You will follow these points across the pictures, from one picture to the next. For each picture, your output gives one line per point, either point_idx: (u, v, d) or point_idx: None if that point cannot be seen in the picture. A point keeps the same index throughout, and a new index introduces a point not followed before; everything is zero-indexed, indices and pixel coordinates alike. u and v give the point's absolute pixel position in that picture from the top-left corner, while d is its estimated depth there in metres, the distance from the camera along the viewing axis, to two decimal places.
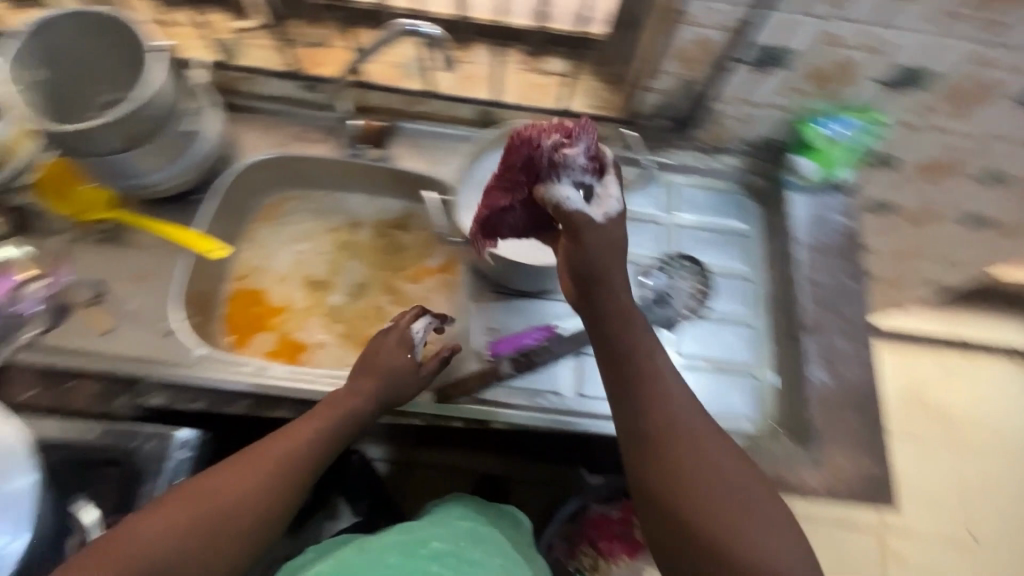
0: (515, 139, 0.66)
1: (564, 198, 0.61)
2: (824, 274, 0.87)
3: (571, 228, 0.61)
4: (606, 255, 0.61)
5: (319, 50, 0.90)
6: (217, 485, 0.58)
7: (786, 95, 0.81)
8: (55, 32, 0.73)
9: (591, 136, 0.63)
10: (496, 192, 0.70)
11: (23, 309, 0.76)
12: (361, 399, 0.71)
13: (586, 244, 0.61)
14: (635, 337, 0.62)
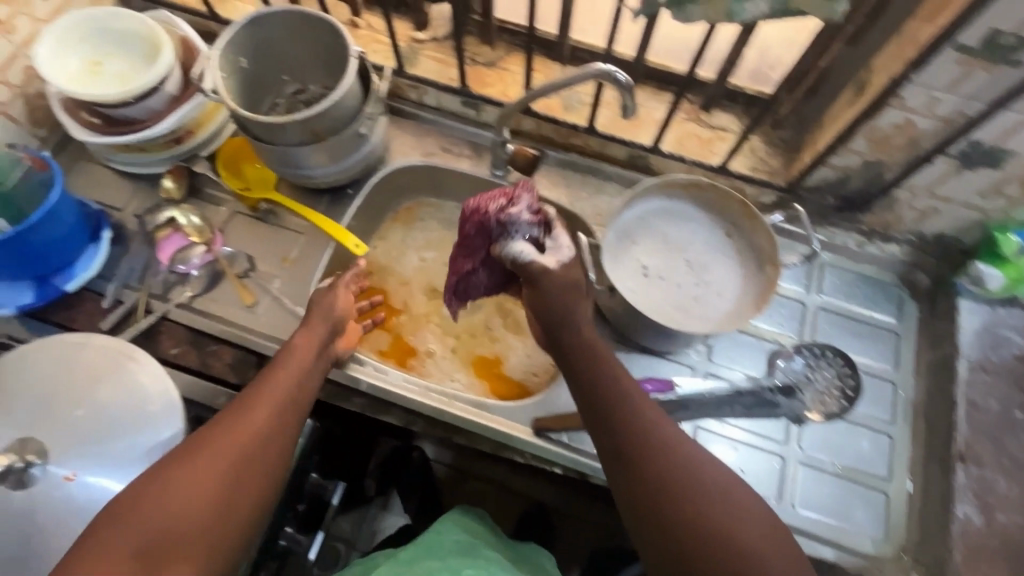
0: (468, 210, 0.72)
1: (520, 253, 0.66)
2: (990, 400, 0.77)
3: (528, 279, 0.67)
4: (566, 299, 0.66)
5: (487, 70, 0.92)
6: (179, 473, 0.52)
7: (992, 199, 0.73)
8: (268, 25, 0.79)
9: (530, 195, 0.70)
10: (458, 259, 0.77)
11: (187, 270, 0.84)
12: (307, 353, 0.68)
13: (544, 293, 0.66)
14: (592, 368, 0.64)
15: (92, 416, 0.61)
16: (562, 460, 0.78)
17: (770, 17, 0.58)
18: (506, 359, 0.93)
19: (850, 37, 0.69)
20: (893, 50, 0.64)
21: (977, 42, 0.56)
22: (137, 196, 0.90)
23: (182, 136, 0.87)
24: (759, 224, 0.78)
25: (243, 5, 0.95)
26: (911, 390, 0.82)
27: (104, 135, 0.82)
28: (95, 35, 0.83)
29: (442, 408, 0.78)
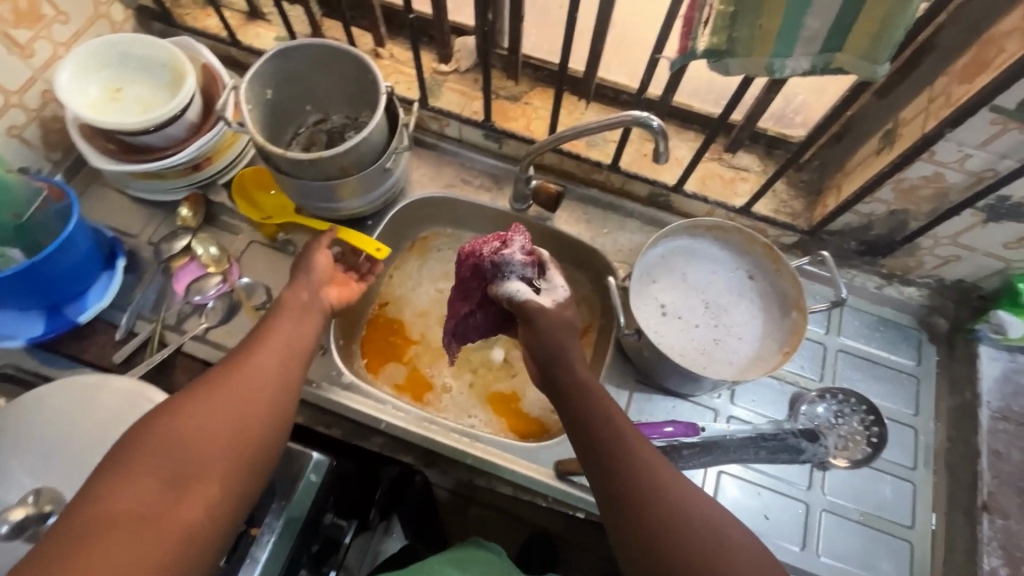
0: (463, 253, 0.74)
1: (515, 292, 0.68)
2: (1013, 449, 0.77)
3: (524, 319, 0.68)
4: (559, 336, 0.67)
5: (511, 104, 0.92)
6: (170, 432, 0.51)
7: (1015, 250, 0.74)
8: (296, 57, 0.78)
9: (523, 237, 0.71)
10: (456, 302, 0.77)
11: (203, 301, 0.82)
12: (291, 317, 0.65)
13: (537, 330, 0.67)
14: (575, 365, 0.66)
15: None
16: (585, 505, 0.76)
17: (810, 74, 0.58)
18: (523, 394, 0.92)
19: (880, 88, 0.70)
20: (925, 105, 0.65)
21: (1014, 105, 0.57)
22: (152, 223, 0.88)
23: (200, 164, 0.85)
24: (784, 268, 0.79)
25: (267, 31, 0.94)
26: (933, 435, 0.82)
27: (122, 163, 0.81)
28: (115, 61, 0.82)
29: (461, 449, 0.77)
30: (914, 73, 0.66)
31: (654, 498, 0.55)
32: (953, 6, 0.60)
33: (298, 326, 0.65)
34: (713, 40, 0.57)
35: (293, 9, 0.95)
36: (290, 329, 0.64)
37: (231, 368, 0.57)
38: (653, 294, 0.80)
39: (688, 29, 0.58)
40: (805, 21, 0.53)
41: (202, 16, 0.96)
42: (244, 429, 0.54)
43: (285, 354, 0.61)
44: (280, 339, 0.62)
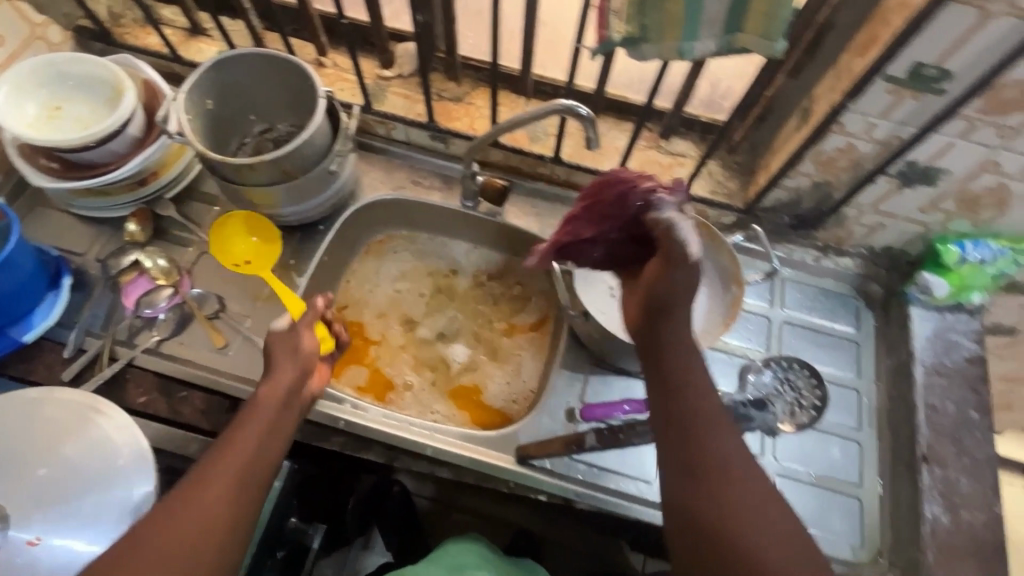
0: (611, 179, 0.68)
1: (666, 224, 0.62)
2: (947, 401, 0.81)
3: (668, 259, 0.61)
4: (688, 291, 0.61)
5: (454, 105, 0.94)
6: (169, 518, 0.51)
7: (931, 213, 0.78)
8: (234, 68, 0.79)
9: (685, 195, 0.66)
10: (576, 223, 0.72)
11: (153, 313, 0.82)
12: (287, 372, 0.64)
13: (673, 276, 0.60)
14: (676, 339, 0.61)
15: (60, 473, 0.60)
16: (546, 487, 0.78)
17: (717, 55, 0.62)
18: (484, 387, 0.93)
19: (792, 68, 0.74)
20: (832, 81, 0.69)
21: (904, 74, 0.61)
22: (100, 240, 0.88)
23: (146, 178, 0.86)
24: (722, 246, 0.81)
25: (208, 47, 0.96)
26: (875, 396, 0.85)
27: (63, 180, 0.81)
28: (53, 80, 0.82)
29: (419, 442, 0.78)
30: (820, 51, 0.71)
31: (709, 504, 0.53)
32: None
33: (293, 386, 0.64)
34: (626, 29, 0.60)
35: (233, 24, 0.96)
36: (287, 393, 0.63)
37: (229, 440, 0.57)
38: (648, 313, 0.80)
39: (603, 20, 0.61)
40: (705, 5, 0.57)
41: (142, 34, 0.96)
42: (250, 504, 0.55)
43: (278, 420, 0.61)
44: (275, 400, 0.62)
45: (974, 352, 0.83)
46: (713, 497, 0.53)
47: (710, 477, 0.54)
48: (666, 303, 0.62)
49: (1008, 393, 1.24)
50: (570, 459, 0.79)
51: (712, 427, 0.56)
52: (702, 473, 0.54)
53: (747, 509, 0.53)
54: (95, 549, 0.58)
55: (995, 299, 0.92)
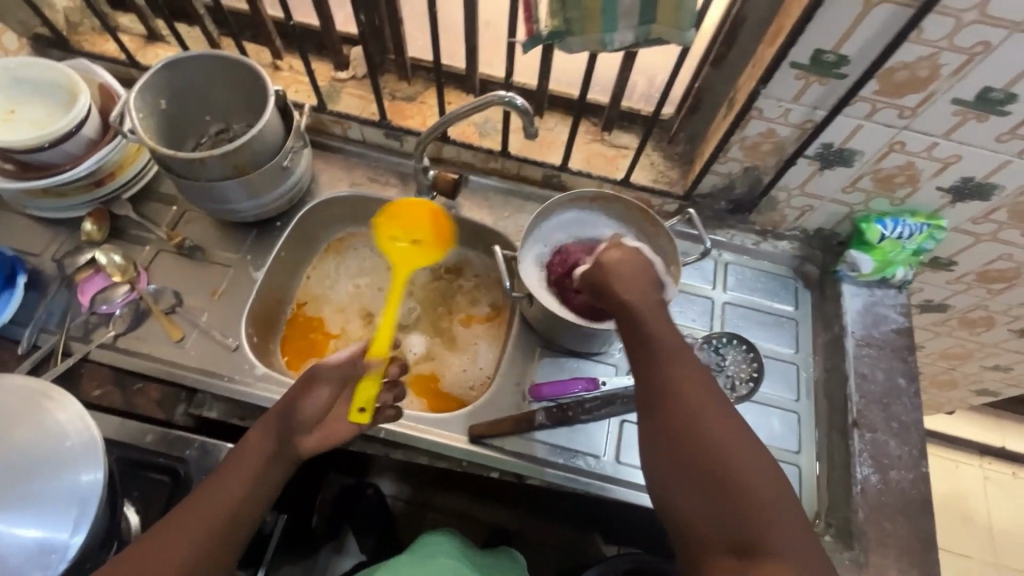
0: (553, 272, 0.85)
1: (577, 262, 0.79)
2: (877, 370, 0.86)
3: (598, 266, 0.68)
4: (629, 277, 0.65)
5: (407, 104, 0.97)
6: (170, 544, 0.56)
7: (853, 193, 0.84)
8: (186, 69, 0.82)
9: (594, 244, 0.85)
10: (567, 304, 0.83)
11: (109, 309, 0.83)
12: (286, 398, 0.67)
13: (589, 276, 0.70)
14: (657, 332, 0.61)
15: (8, 459, 0.61)
16: (499, 464, 0.80)
17: (636, 46, 0.67)
18: (442, 374, 0.95)
19: (715, 59, 0.79)
20: (749, 70, 0.75)
21: (807, 60, 0.67)
22: (56, 241, 0.89)
23: (103, 179, 0.88)
24: (661, 231, 0.85)
25: (165, 52, 0.98)
26: (812, 369, 0.90)
27: (18, 181, 0.82)
28: (9, 84, 0.84)
29: (374, 424, 0.80)
30: (737, 43, 0.76)
31: (702, 486, 0.53)
32: None
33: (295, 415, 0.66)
34: (551, 23, 0.65)
35: (190, 30, 0.99)
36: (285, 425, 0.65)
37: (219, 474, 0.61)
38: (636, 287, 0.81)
39: (530, 15, 0.66)
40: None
41: (100, 41, 0.99)
42: (238, 534, 0.59)
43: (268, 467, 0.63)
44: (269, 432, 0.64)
45: (901, 324, 0.89)
46: (706, 478, 0.53)
47: (692, 422, 0.56)
48: (639, 303, 0.63)
49: (951, 371, 1.30)
50: (521, 437, 0.81)
51: (700, 410, 0.56)
52: (693, 458, 0.54)
53: (740, 482, 0.52)
54: (42, 531, 0.59)
55: (923, 276, 0.98)
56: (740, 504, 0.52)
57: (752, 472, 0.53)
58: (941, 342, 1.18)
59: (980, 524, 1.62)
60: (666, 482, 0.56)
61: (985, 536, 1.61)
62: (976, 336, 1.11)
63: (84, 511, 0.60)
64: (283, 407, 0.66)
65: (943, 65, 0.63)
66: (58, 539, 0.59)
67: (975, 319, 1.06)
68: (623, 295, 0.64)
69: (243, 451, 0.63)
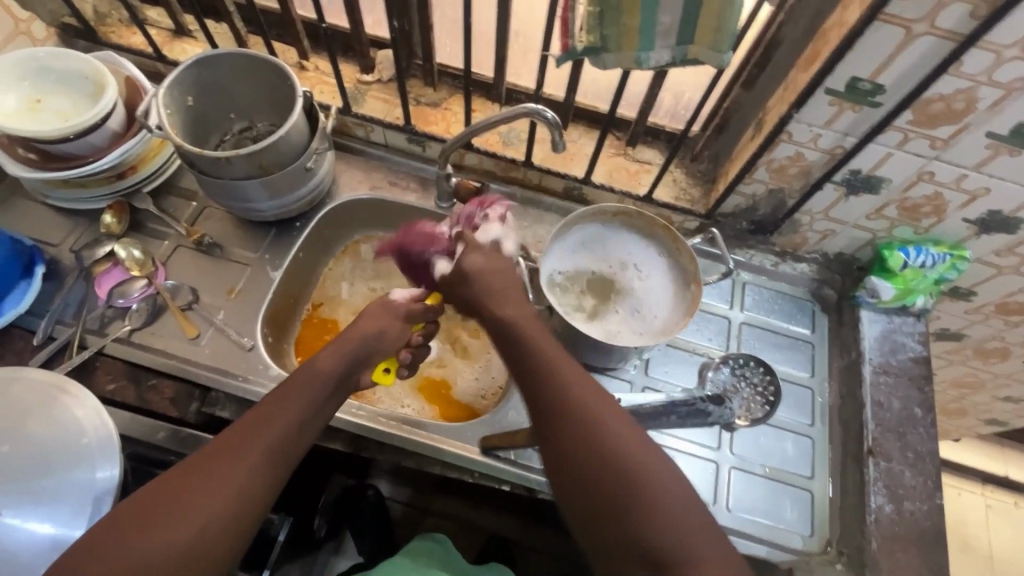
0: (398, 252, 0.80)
1: (443, 268, 0.76)
2: (894, 399, 0.85)
3: (477, 275, 0.73)
4: (507, 296, 0.71)
5: (431, 110, 0.97)
6: (218, 465, 0.55)
7: (877, 220, 0.84)
8: (214, 66, 0.82)
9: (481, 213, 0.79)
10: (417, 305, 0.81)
11: (126, 304, 0.83)
12: (335, 356, 0.68)
13: (477, 288, 0.72)
14: (550, 354, 0.64)
15: (22, 452, 0.61)
16: (510, 477, 0.80)
17: (672, 65, 0.66)
18: (454, 382, 0.95)
19: (746, 81, 0.79)
20: (781, 93, 0.74)
21: (843, 88, 0.67)
22: (75, 231, 0.89)
23: (124, 172, 0.88)
24: (682, 247, 0.85)
25: (193, 47, 0.98)
26: (828, 394, 0.89)
27: (40, 171, 0.82)
28: (35, 73, 0.84)
29: (388, 430, 0.80)
30: (770, 65, 0.76)
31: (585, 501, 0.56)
32: (790, 6, 0.69)
33: (335, 370, 0.67)
34: (587, 38, 0.65)
35: (217, 26, 0.99)
36: (328, 381, 0.65)
37: (253, 419, 0.59)
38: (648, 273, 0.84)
39: (566, 29, 0.65)
40: (659, 18, 0.61)
41: (127, 33, 0.98)
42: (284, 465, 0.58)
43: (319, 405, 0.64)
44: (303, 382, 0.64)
45: (918, 352, 0.89)
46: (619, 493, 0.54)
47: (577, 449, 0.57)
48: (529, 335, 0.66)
49: (961, 399, 1.30)
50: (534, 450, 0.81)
51: (599, 420, 0.58)
52: (599, 470, 0.55)
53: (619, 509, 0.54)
54: (54, 528, 0.58)
55: (941, 305, 0.97)
56: (649, 512, 0.53)
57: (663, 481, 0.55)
58: (954, 370, 1.18)
59: (981, 555, 1.61)
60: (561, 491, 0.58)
61: (987, 567, 1.59)
62: (990, 367, 1.11)
63: (98, 506, 0.60)
64: (329, 362, 0.67)
65: (980, 99, 0.63)
66: (72, 536, 0.58)
67: (990, 350, 1.06)
68: (501, 314, 0.70)
69: (290, 389, 0.62)
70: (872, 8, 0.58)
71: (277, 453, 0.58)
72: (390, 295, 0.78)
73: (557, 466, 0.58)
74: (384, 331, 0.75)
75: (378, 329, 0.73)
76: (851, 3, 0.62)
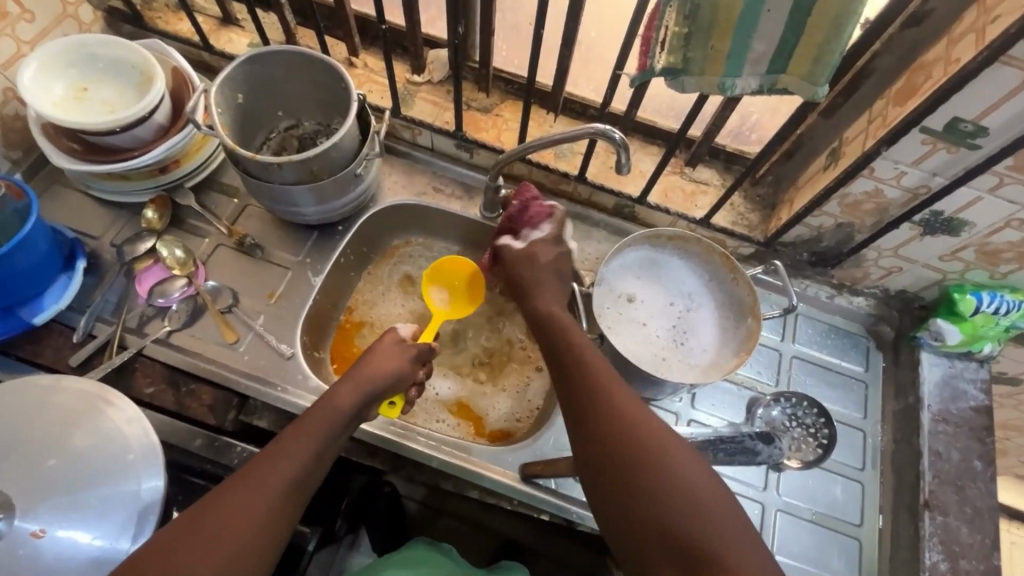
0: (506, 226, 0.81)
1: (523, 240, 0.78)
2: (953, 450, 0.81)
3: (527, 258, 0.76)
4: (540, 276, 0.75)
5: (483, 115, 0.94)
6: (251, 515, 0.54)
7: (951, 262, 0.78)
8: (266, 63, 0.79)
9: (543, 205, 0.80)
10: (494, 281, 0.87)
11: (166, 304, 0.81)
12: (352, 392, 0.67)
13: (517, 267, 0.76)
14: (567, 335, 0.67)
15: (64, 463, 0.60)
16: (549, 507, 0.77)
17: (758, 93, 0.62)
18: (491, 401, 0.91)
19: (825, 109, 0.75)
20: (865, 126, 0.70)
21: (941, 127, 0.62)
22: (116, 224, 0.87)
23: (167, 166, 0.85)
24: (740, 277, 0.81)
25: (240, 38, 0.95)
26: (880, 438, 0.86)
27: (85, 163, 0.79)
28: (83, 60, 0.81)
29: (427, 451, 0.79)
30: (855, 94, 0.71)
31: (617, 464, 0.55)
32: (887, 35, 0.65)
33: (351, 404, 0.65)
34: (670, 59, 0.59)
35: (266, 17, 0.96)
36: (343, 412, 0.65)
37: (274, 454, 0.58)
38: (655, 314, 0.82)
39: (646, 48, 0.60)
40: (753, 45, 0.57)
41: (174, 19, 0.96)
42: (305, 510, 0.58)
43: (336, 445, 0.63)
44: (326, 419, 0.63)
45: (980, 402, 0.84)
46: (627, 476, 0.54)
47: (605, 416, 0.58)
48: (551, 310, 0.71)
49: (1006, 439, 1.26)
50: (576, 481, 0.78)
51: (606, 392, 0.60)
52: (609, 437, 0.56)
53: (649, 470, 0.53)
54: (99, 544, 0.57)
55: (1004, 349, 0.92)
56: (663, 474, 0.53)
57: (687, 471, 0.53)
58: (1005, 412, 1.13)
59: None
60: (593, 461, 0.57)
61: None
62: None
63: (141, 523, 0.59)
64: (348, 399, 0.66)
65: None
66: (115, 551, 0.57)
67: None
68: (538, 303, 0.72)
69: (310, 432, 0.61)
70: (991, 49, 0.53)
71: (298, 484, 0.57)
72: (393, 328, 0.78)
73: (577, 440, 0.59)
74: (400, 369, 0.72)
75: (388, 368, 0.70)
76: (961, 40, 0.58)
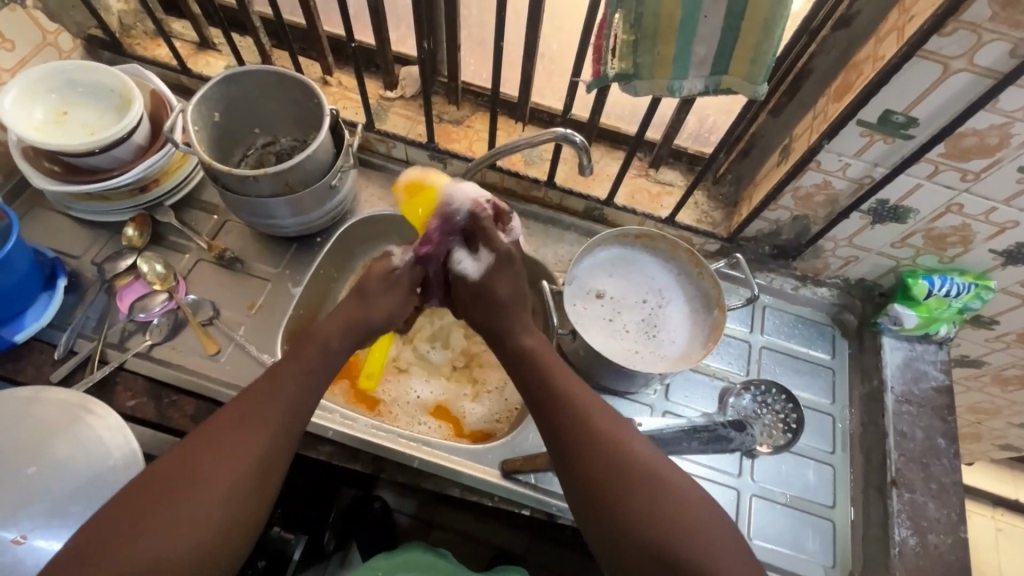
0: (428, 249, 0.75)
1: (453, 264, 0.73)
2: (917, 429, 0.84)
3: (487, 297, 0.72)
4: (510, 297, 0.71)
5: (454, 127, 0.97)
6: (232, 449, 0.55)
7: (902, 249, 0.82)
8: (242, 82, 0.82)
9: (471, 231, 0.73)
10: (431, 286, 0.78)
11: (147, 318, 0.83)
12: (339, 331, 0.68)
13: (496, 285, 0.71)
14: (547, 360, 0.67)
15: (47, 474, 0.63)
16: (530, 502, 0.79)
17: (704, 93, 0.67)
18: (472, 404, 0.92)
19: (772, 109, 0.80)
20: (810, 122, 0.74)
21: (875, 119, 0.67)
22: (97, 243, 0.89)
23: (147, 185, 0.87)
24: (705, 271, 0.85)
25: (217, 61, 0.99)
26: (849, 422, 0.89)
27: (65, 183, 0.81)
28: (64, 86, 0.84)
29: (408, 452, 0.80)
30: (799, 93, 0.76)
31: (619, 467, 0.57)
32: (821, 37, 0.70)
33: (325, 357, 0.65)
34: (619, 65, 0.63)
35: (242, 40, 1.00)
36: (319, 363, 0.64)
37: (253, 403, 0.59)
38: (629, 300, 0.86)
39: (599, 56, 0.65)
40: (694, 48, 0.61)
41: (152, 46, 1.00)
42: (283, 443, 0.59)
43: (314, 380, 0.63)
44: (317, 369, 0.64)
45: (941, 381, 0.87)
46: (595, 491, 0.57)
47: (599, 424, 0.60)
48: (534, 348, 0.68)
49: (977, 424, 1.30)
50: (556, 475, 0.80)
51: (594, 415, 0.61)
52: (609, 451, 0.58)
53: (654, 476, 0.57)
54: None
55: (962, 332, 0.96)
56: (653, 480, 0.56)
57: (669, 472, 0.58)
58: (972, 396, 1.17)
59: None
60: (601, 466, 0.57)
61: None
62: (1008, 396, 1.11)
63: None
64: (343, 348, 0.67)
65: (1014, 134, 0.62)
66: None
67: (1010, 379, 1.06)
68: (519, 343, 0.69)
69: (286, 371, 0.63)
70: (910, 45, 0.58)
71: (267, 462, 0.57)
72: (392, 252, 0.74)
73: (585, 451, 0.59)
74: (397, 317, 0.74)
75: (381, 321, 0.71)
76: (886, 37, 0.62)
